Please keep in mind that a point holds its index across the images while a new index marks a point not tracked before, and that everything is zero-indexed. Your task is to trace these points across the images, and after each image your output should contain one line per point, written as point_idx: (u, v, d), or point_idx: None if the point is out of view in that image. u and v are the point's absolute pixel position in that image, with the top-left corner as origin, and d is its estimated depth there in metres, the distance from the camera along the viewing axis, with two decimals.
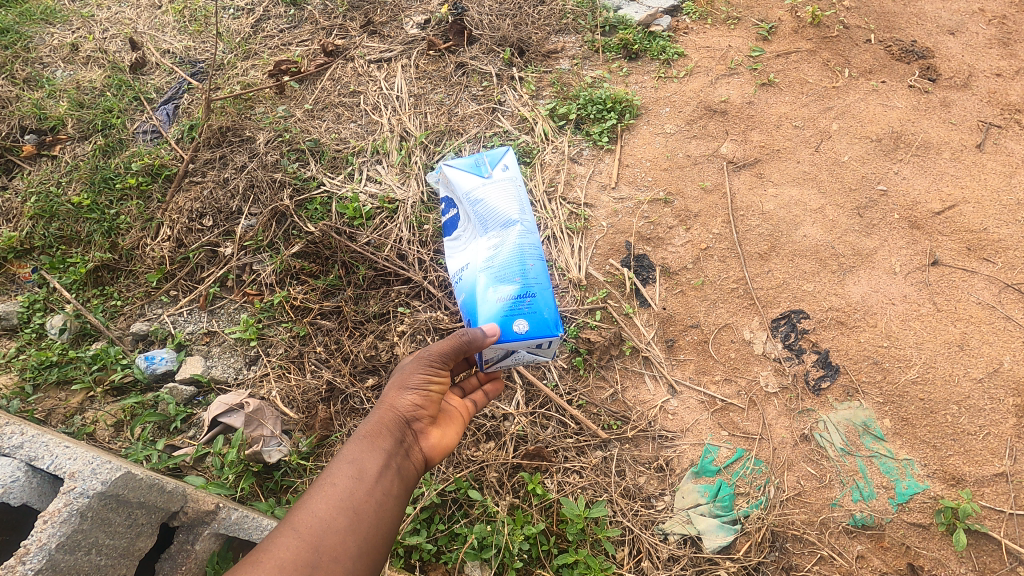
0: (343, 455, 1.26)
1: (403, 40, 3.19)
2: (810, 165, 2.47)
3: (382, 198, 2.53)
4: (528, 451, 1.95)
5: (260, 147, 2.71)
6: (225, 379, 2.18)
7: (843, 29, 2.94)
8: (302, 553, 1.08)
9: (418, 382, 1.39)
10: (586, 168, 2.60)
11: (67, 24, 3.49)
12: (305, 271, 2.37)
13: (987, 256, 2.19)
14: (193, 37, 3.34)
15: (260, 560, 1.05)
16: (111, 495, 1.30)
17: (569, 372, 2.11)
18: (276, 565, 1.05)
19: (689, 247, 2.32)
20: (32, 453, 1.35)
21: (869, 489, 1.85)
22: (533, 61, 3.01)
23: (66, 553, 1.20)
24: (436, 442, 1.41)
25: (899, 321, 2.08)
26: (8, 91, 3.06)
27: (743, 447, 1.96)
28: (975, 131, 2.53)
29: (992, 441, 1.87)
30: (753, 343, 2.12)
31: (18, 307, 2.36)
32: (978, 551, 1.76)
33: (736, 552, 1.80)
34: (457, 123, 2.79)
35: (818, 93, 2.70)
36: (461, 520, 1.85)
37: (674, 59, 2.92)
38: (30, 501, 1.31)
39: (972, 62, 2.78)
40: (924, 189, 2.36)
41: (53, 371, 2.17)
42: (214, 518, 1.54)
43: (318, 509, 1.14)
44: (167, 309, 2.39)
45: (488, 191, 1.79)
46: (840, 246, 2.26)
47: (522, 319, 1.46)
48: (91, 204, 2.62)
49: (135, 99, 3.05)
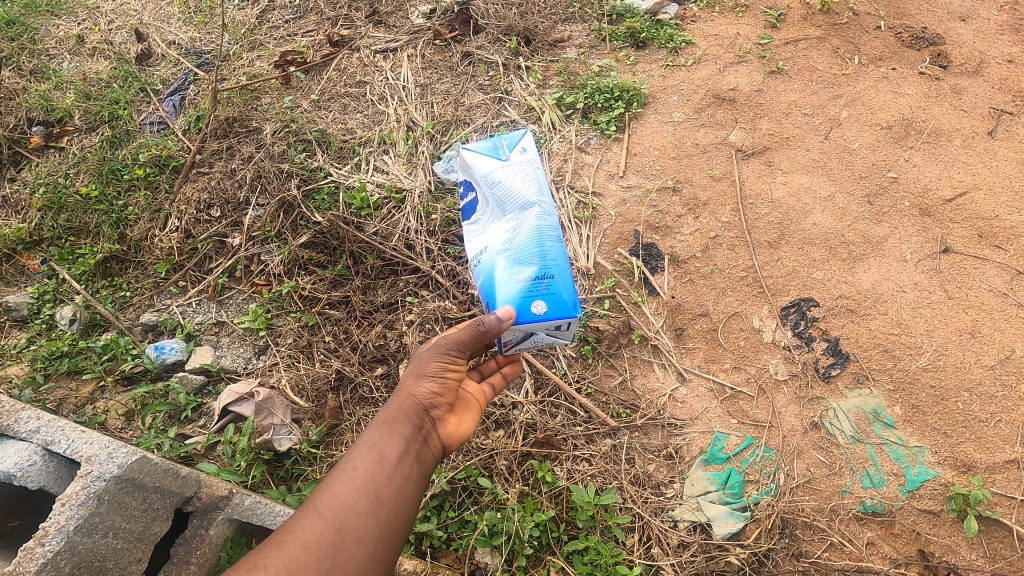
0: (363, 440, 1.27)
1: (409, 30, 3.17)
2: (820, 153, 2.45)
3: (390, 188, 2.53)
4: (538, 439, 1.96)
5: (267, 137, 2.71)
6: (235, 369, 2.18)
7: (854, 16, 2.92)
8: (325, 534, 1.09)
9: (436, 369, 1.39)
10: (593, 157, 2.59)
11: (72, 15, 3.48)
12: (313, 261, 2.38)
13: (999, 243, 2.17)
14: (198, 28, 3.34)
15: (286, 540, 1.07)
16: (127, 479, 1.31)
17: (578, 361, 2.11)
18: (300, 546, 1.07)
19: (698, 235, 2.32)
20: (49, 437, 1.33)
21: (879, 476, 1.85)
22: (539, 50, 2.99)
23: (84, 535, 1.21)
24: (453, 429, 1.40)
25: (910, 308, 2.08)
26: (15, 83, 3.07)
27: (752, 435, 1.96)
28: (986, 118, 2.51)
29: (1004, 428, 1.87)
30: (762, 331, 2.11)
31: (29, 297, 2.37)
32: (989, 537, 1.76)
33: (745, 539, 1.80)
34: (464, 113, 2.78)
35: (828, 80, 2.68)
36: (471, 507, 1.86)
37: (681, 47, 2.89)
38: (46, 485, 1.30)
39: (984, 49, 2.76)
40: (935, 176, 2.35)
41: (64, 362, 2.18)
42: (228, 503, 1.56)
43: (341, 492, 1.15)
44: (176, 300, 2.40)
45: (505, 172, 1.66)
46: (850, 234, 2.25)
47: (540, 301, 1.46)
48: (100, 196, 2.63)
49: (141, 90, 3.04)
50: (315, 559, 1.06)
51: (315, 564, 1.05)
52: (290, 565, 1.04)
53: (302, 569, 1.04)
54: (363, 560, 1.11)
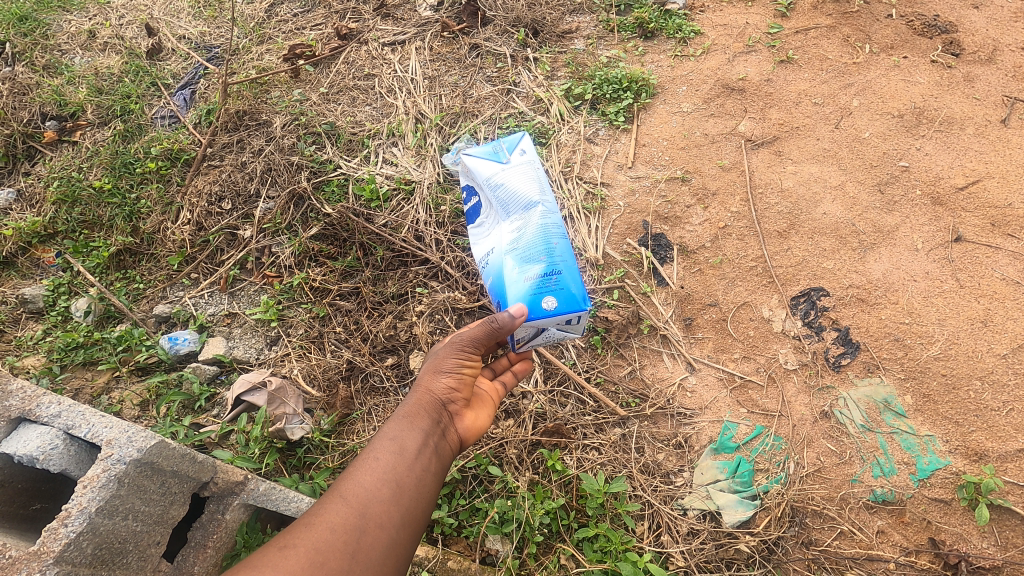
0: (384, 433, 1.28)
1: (416, 22, 3.18)
2: (830, 142, 2.44)
3: (399, 180, 2.54)
4: (547, 428, 1.97)
5: (277, 130, 2.73)
6: (247, 359, 2.20)
7: (864, 4, 2.90)
8: (350, 519, 1.10)
9: (453, 365, 1.41)
10: (602, 148, 2.59)
11: (83, 11, 3.52)
12: (323, 253, 2.39)
13: (1012, 232, 2.16)
14: (208, 22, 3.38)
15: (313, 523, 1.08)
16: (147, 462, 1.32)
17: (587, 351, 2.11)
18: (327, 529, 1.08)
19: (707, 226, 2.31)
20: (70, 422, 1.34)
21: (890, 465, 1.84)
22: (547, 42, 2.98)
23: (105, 517, 1.23)
24: (470, 423, 1.42)
25: (921, 298, 2.07)
26: (28, 78, 3.10)
27: (762, 425, 1.95)
28: (999, 106, 2.48)
29: (1016, 417, 1.86)
30: (772, 321, 2.11)
31: (45, 291, 2.40)
32: (1000, 526, 1.75)
33: (755, 527, 1.79)
34: (472, 105, 2.78)
35: (838, 69, 2.67)
36: (482, 495, 1.87)
37: (690, 37, 2.88)
38: (69, 468, 1.30)
39: (997, 36, 2.73)
40: (947, 165, 2.33)
41: (80, 353, 2.21)
42: (243, 488, 1.59)
43: (364, 480, 1.17)
44: (188, 292, 2.41)
45: (507, 174, 1.76)
46: (860, 223, 2.24)
47: (550, 296, 1.47)
48: (113, 189, 2.66)
49: (153, 85, 3.08)
50: (341, 542, 1.07)
51: (341, 546, 1.07)
52: (318, 547, 1.05)
53: (328, 551, 1.05)
54: (386, 545, 1.12)
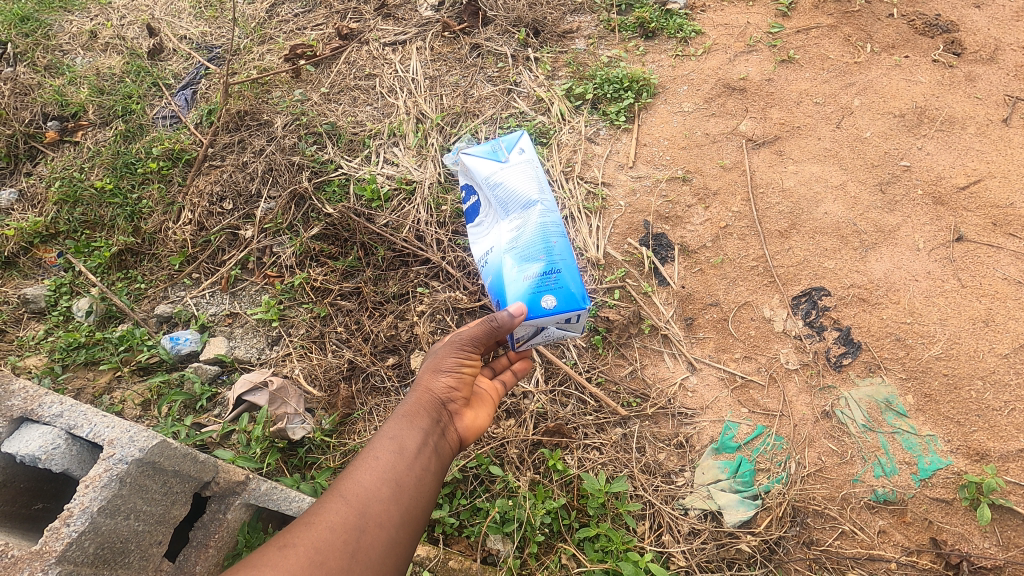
0: (384, 432, 1.28)
1: (417, 22, 3.19)
2: (831, 142, 2.44)
3: (400, 180, 2.55)
4: (548, 428, 1.97)
5: (278, 130, 2.73)
6: (248, 359, 2.20)
7: (865, 4, 2.90)
8: (350, 518, 1.10)
9: (452, 364, 1.41)
10: (602, 148, 2.59)
11: (85, 11, 3.53)
12: (324, 253, 2.40)
13: (1013, 232, 2.15)
14: (209, 22, 3.38)
15: (313, 522, 1.08)
16: (149, 462, 1.32)
17: (588, 351, 2.11)
18: (326, 528, 1.08)
19: (708, 226, 2.31)
20: (72, 421, 1.34)
21: (891, 465, 1.84)
22: (548, 41, 2.98)
23: (107, 517, 1.23)
24: (470, 422, 1.42)
25: (923, 298, 2.06)
26: (30, 78, 3.10)
27: (763, 425, 1.95)
28: (1001, 105, 2.48)
29: (1018, 417, 1.86)
30: (773, 321, 2.11)
31: (46, 291, 2.40)
32: (1002, 526, 1.74)
33: (756, 527, 1.79)
34: (472, 105, 2.78)
35: (839, 69, 2.67)
36: (483, 495, 1.87)
37: (691, 37, 2.88)
38: (70, 468, 1.31)
39: (999, 36, 2.72)
40: (949, 164, 2.33)
41: (81, 353, 2.21)
42: (245, 488, 1.60)
43: (364, 479, 1.17)
44: (190, 292, 2.42)
45: (506, 173, 1.76)
46: (862, 223, 2.23)
47: (548, 295, 1.47)
48: (114, 189, 2.67)
49: (154, 85, 3.08)
50: (341, 541, 1.07)
51: (341, 546, 1.07)
52: (318, 546, 1.05)
53: (328, 551, 1.05)
54: (386, 545, 1.12)
